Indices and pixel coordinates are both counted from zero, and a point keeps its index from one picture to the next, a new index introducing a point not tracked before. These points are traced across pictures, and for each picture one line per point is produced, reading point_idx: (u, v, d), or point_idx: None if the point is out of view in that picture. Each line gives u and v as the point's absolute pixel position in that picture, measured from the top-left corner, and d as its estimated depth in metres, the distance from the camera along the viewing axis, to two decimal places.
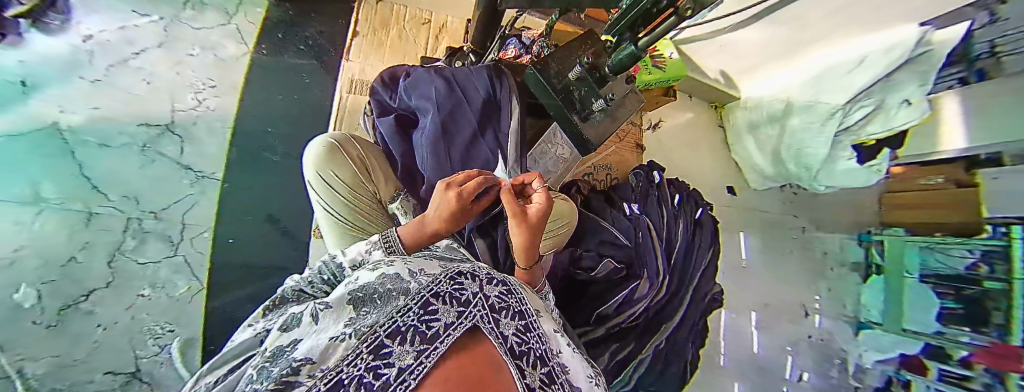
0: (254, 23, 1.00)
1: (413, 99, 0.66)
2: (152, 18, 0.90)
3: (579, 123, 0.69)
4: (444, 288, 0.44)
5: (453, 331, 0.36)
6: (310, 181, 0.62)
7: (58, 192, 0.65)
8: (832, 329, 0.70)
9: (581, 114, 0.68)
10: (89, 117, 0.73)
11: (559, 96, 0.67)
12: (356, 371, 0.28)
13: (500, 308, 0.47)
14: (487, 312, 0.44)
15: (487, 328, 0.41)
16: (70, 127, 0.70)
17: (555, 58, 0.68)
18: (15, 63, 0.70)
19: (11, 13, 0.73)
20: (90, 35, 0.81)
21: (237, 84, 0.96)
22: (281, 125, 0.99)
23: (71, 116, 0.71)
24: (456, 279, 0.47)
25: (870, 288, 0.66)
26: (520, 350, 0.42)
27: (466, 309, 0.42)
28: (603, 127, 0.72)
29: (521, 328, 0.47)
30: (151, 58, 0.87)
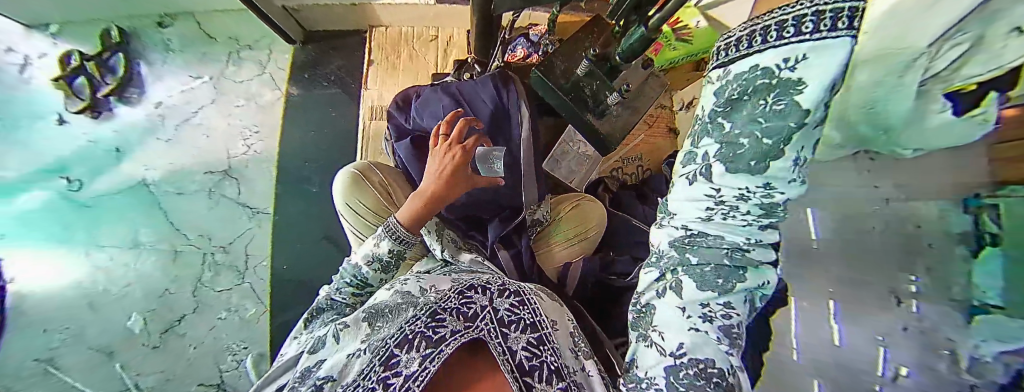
0: (282, 69, 1.04)
1: (425, 119, 0.69)
2: (203, 79, 1.01)
3: (593, 120, 0.65)
4: (450, 305, 0.50)
5: (458, 337, 0.47)
6: (340, 210, 0.66)
7: (151, 236, 0.88)
8: (940, 322, 0.14)
9: (596, 110, 0.64)
10: (165, 171, 0.94)
11: (567, 95, 0.63)
12: (369, 384, 0.44)
13: (509, 322, 0.49)
14: (495, 327, 0.48)
15: (492, 344, 0.47)
16: (153, 181, 0.92)
17: (560, 55, 0.64)
18: (113, 133, 0.95)
19: (104, 92, 0.95)
20: (160, 101, 0.98)
21: (277, 127, 1.02)
22: (317, 159, 1.01)
23: (152, 173, 0.93)
24: (465, 294, 0.51)
25: (984, 265, 0.13)
26: (530, 365, 0.46)
27: (472, 325, 0.48)
28: (622, 121, 0.67)
29: (536, 341, 0.48)
30: (207, 113, 1.00)
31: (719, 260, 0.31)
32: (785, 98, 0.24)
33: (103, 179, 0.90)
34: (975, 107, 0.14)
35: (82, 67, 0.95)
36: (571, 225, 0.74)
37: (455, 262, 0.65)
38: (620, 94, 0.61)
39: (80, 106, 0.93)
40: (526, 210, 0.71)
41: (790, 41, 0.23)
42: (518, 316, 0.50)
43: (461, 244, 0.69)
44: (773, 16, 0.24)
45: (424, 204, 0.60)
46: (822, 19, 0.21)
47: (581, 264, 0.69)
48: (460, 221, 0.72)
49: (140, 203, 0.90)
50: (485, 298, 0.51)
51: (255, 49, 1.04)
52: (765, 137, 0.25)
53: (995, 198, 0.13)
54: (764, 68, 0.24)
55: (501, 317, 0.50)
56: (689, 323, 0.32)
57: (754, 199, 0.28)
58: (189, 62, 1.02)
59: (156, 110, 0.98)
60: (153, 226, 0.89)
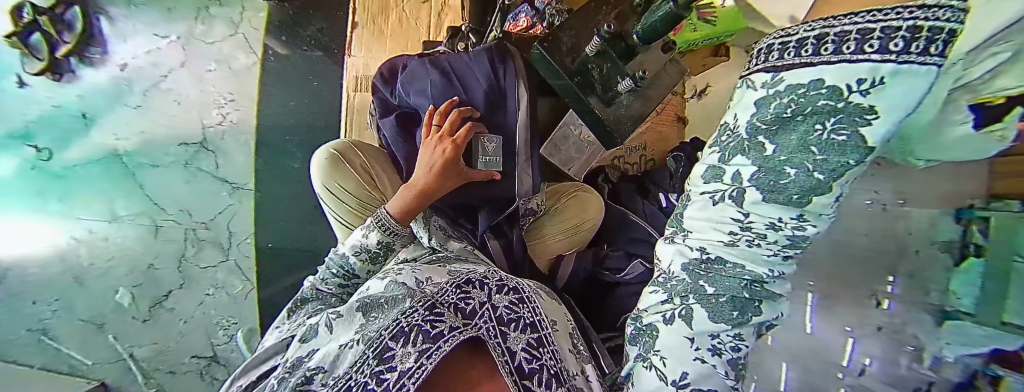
0: (257, 29, 0.96)
1: (412, 96, 0.63)
2: (171, 39, 0.92)
3: (599, 107, 0.58)
4: (449, 299, 0.48)
5: (457, 333, 0.45)
6: (319, 193, 0.61)
7: (130, 210, 0.86)
8: (908, 320, 0.20)
9: (604, 96, 0.57)
10: (138, 142, 0.88)
11: (572, 77, 0.56)
12: (361, 378, 0.42)
13: (509, 320, 0.48)
14: (493, 324, 0.47)
15: (491, 342, 0.45)
16: (126, 152, 0.87)
17: (568, 29, 0.56)
18: (78, 98, 0.88)
19: (63, 52, 0.87)
20: (125, 64, 0.91)
21: (254, 96, 0.95)
22: (299, 133, 0.97)
23: (125, 143, 0.88)
24: (464, 289, 0.50)
25: (963, 274, 0.18)
26: (529, 368, 0.44)
27: (471, 321, 0.47)
28: (631, 111, 0.59)
29: (534, 342, 0.47)
30: (178, 78, 0.92)
31: (736, 292, 0.27)
32: (848, 128, 0.18)
33: (74, 149, 0.86)
34: (996, 121, 0.16)
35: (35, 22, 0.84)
36: (568, 215, 0.70)
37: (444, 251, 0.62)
38: (632, 83, 0.55)
39: (39, 68, 0.86)
40: (520, 201, 0.66)
41: (870, 59, 0.17)
42: (518, 314, 0.49)
43: (450, 232, 0.65)
44: (855, 21, 0.17)
45: (416, 198, 0.58)
46: (916, 39, 0.15)
47: (574, 257, 0.68)
48: (449, 209, 0.68)
49: (115, 175, 0.86)
50: (483, 294, 0.50)
51: (226, 6, 0.95)
52: (818, 169, 0.20)
53: (992, 209, 0.18)
54: (829, 87, 0.18)
55: (500, 315, 0.48)
56: (695, 354, 0.30)
57: (786, 230, 0.23)
58: (153, 19, 0.93)
59: (122, 74, 0.90)
60: (132, 199, 0.86)
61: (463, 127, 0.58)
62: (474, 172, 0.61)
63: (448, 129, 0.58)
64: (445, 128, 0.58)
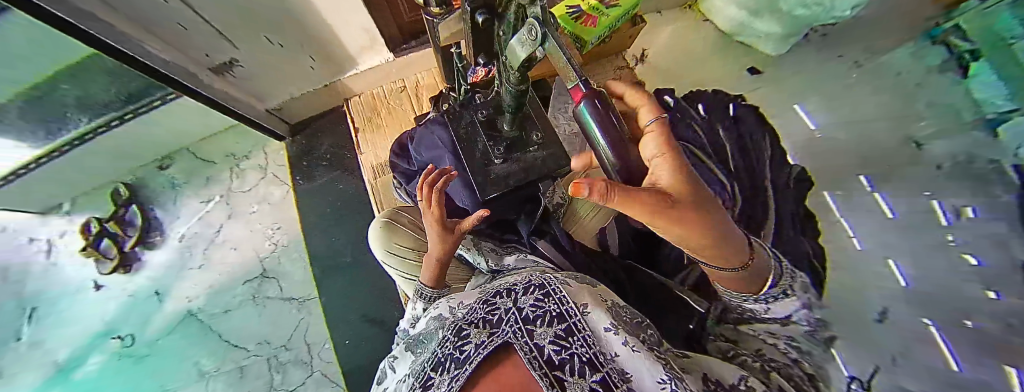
0: (282, 164, 1.21)
1: (425, 154, 0.75)
2: (216, 199, 1.21)
3: (488, 175, 0.66)
4: (479, 314, 0.36)
5: (477, 347, 0.30)
6: (383, 259, 0.70)
7: (213, 362, 1.08)
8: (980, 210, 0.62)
9: (483, 164, 0.67)
10: (204, 297, 1.14)
11: (462, 149, 0.68)
12: None
13: (538, 316, 0.32)
14: (522, 323, 0.32)
15: (518, 341, 0.29)
16: (198, 309, 1.12)
17: (468, 109, 0.71)
18: (150, 279, 1.15)
19: (130, 245, 1.15)
20: (182, 235, 1.18)
21: (295, 217, 1.18)
22: (338, 231, 1.16)
23: (196, 301, 1.13)
24: (493, 301, 0.38)
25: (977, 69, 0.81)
26: (561, 359, 0.26)
27: (501, 326, 0.32)
28: (525, 166, 0.67)
29: (564, 332, 0.30)
30: (225, 230, 1.18)
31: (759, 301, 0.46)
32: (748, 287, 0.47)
33: (157, 321, 1.12)
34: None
35: (104, 230, 1.16)
36: (590, 196, 0.80)
37: (502, 267, 0.68)
38: (502, 155, 0.67)
39: (112, 266, 1.14)
40: (546, 198, 0.78)
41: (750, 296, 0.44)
42: (546, 308, 0.33)
43: (501, 250, 0.72)
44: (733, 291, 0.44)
45: (440, 267, 0.56)
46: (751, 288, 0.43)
47: (614, 224, 0.80)
48: (492, 231, 0.75)
49: (194, 332, 1.11)
50: (510, 300, 0.36)
51: (253, 156, 1.23)
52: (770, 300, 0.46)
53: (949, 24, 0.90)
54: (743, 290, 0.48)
55: (524, 314, 0.33)
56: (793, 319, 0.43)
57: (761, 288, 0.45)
58: (199, 191, 1.21)
59: (182, 243, 1.17)
60: (210, 346, 1.09)
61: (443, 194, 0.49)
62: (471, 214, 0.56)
63: (428, 197, 0.47)
64: (429, 206, 0.49)
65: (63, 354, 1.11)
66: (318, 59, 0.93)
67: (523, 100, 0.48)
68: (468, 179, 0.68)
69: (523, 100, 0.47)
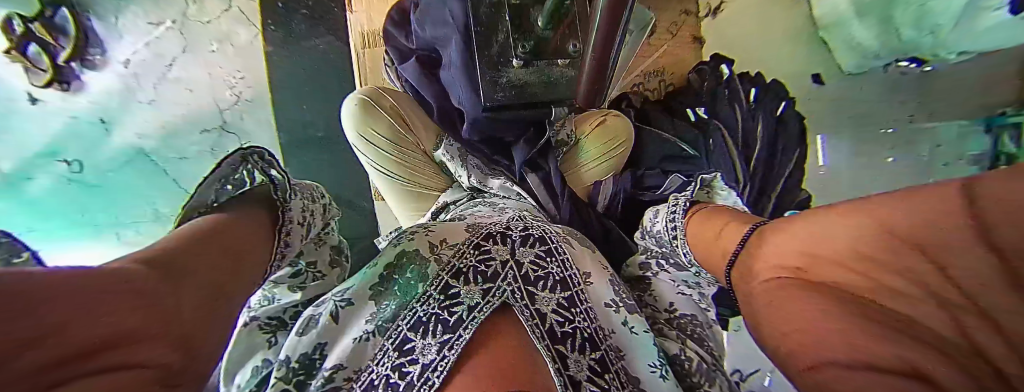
0: (252, 1, 1.04)
1: (428, 29, 0.60)
2: (166, 25, 0.96)
3: (500, 79, 0.56)
4: (466, 264, 0.42)
5: (477, 313, 0.38)
6: (354, 144, 0.63)
7: (172, 208, 0.99)
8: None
9: (499, 65, 0.56)
10: (160, 138, 0.97)
11: (479, 33, 0.55)
12: (383, 371, 0.36)
13: (535, 279, 0.42)
14: (520, 284, 0.41)
15: (518, 306, 0.39)
16: (152, 149, 0.96)
17: None
18: (89, 104, 0.91)
19: (45, 66, 0.85)
20: (127, 60, 0.93)
21: (264, 71, 1.07)
22: (315, 104, 1.15)
23: (150, 140, 0.96)
24: (482, 248, 0.44)
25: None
26: (564, 331, 0.39)
27: (495, 285, 0.41)
28: (546, 79, 0.58)
29: (567, 301, 0.41)
30: (181, 68, 0.98)
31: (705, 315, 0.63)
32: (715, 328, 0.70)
33: (99, 155, 0.92)
34: None
35: (31, 32, 0.83)
36: (602, 143, 0.70)
37: (484, 188, 0.63)
38: (524, 57, 0.55)
39: (47, 79, 0.85)
40: (553, 129, 0.68)
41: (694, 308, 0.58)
42: (546, 271, 0.43)
43: (487, 170, 0.64)
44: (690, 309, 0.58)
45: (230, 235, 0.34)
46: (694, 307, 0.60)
47: (612, 182, 0.76)
48: (483, 146, 0.65)
49: (149, 173, 0.96)
50: (503, 251, 0.44)
51: None
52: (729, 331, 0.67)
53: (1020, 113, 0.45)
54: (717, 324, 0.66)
55: (526, 273, 0.42)
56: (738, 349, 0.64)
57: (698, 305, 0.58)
58: (144, 7, 0.94)
59: (129, 71, 0.94)
60: (173, 192, 0.99)
61: (151, 317, 0.21)
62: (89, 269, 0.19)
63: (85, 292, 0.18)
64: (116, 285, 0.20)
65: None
66: None
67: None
68: (474, 75, 0.56)
69: None
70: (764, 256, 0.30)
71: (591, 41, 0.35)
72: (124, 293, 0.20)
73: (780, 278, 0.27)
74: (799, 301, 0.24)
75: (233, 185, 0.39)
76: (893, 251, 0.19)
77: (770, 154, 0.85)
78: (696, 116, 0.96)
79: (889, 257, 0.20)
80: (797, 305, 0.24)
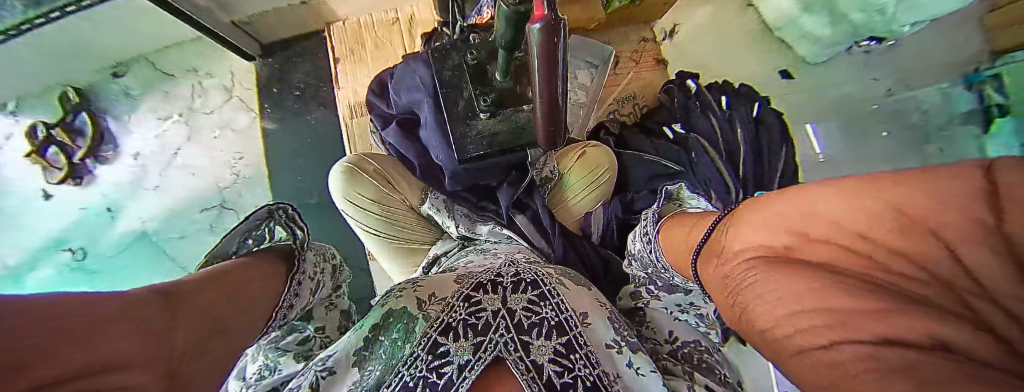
0: (250, 89, 1.17)
1: (404, 96, 0.66)
2: (176, 119, 1.15)
3: (469, 132, 0.59)
4: (456, 318, 0.41)
5: (467, 373, 0.37)
6: (343, 209, 0.67)
7: None
8: None
9: (468, 119, 0.59)
10: (158, 221, 1.12)
11: (446, 93, 0.59)
12: None
13: (527, 328, 0.41)
14: (513, 336, 0.40)
15: (511, 360, 0.38)
16: (152, 231, 1.12)
17: (457, 48, 0.60)
18: (102, 196, 1.12)
19: (80, 156, 1.10)
20: (136, 153, 1.13)
21: (260, 148, 1.17)
22: (308, 173, 1.16)
23: (150, 224, 1.12)
24: (472, 299, 0.43)
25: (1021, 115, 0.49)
26: (560, 383, 0.37)
27: (485, 339, 0.39)
28: (512, 126, 0.59)
29: (563, 347, 0.40)
30: (187, 154, 1.15)
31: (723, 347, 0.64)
32: None
33: (107, 239, 1.10)
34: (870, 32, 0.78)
35: (52, 137, 1.08)
36: (582, 176, 0.73)
37: (473, 235, 0.65)
38: (489, 109, 0.57)
39: (61, 176, 1.09)
40: (535, 170, 0.70)
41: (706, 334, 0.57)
42: (540, 316, 0.42)
43: (475, 218, 0.67)
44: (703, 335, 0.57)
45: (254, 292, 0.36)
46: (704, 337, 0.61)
47: (601, 211, 0.76)
48: (468, 194, 0.67)
49: (148, 254, 1.11)
50: (495, 301, 0.43)
51: (217, 76, 1.16)
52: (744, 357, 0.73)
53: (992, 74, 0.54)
54: None
55: (521, 320, 0.41)
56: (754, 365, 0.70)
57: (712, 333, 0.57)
58: (158, 105, 1.15)
59: (136, 162, 1.13)
60: (162, 271, 1.10)
61: (111, 360, 0.21)
62: (88, 300, 0.22)
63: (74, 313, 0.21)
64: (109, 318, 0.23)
65: (10, 261, 1.05)
66: None
67: (520, 37, 0.41)
68: (447, 132, 0.61)
69: (519, 34, 0.40)
70: (736, 236, 0.31)
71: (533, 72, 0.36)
72: (92, 322, 0.21)
73: (753, 258, 0.28)
74: (784, 277, 0.23)
75: (254, 239, 0.43)
76: (900, 231, 0.19)
77: (758, 155, 0.87)
78: (673, 133, 0.94)
79: (891, 236, 0.20)
80: (788, 277, 0.23)
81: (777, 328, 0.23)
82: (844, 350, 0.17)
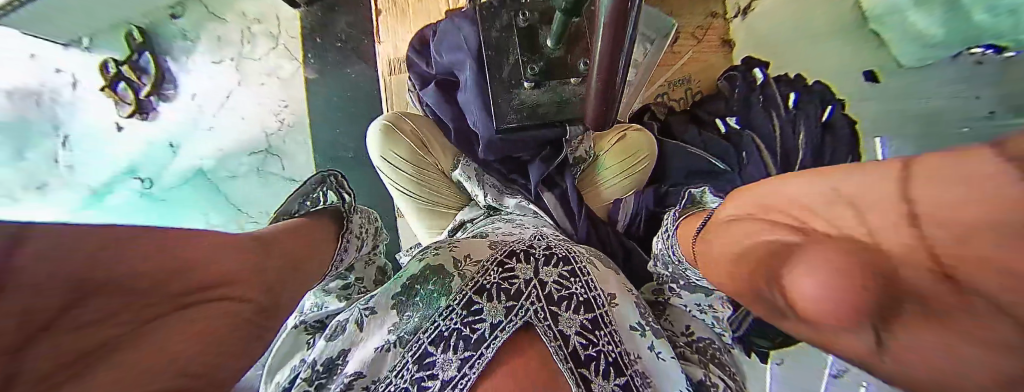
0: (295, 38, 1.19)
1: (446, 56, 0.65)
2: (228, 63, 1.19)
3: (510, 99, 0.56)
4: (489, 281, 0.41)
5: (499, 333, 0.38)
6: (379, 166, 0.68)
7: (221, 219, 1.19)
8: None
9: (510, 84, 0.56)
10: (214, 159, 1.21)
11: (490, 53, 0.57)
12: (404, 382, 0.37)
13: (558, 299, 0.41)
14: (545, 305, 0.40)
15: (541, 327, 0.39)
16: (209, 168, 1.20)
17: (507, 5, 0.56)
18: (164, 131, 1.21)
19: (147, 92, 1.18)
20: (194, 93, 1.21)
21: (303, 98, 1.20)
22: (346, 125, 1.19)
23: (207, 161, 1.21)
24: (506, 265, 0.43)
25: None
26: (587, 355, 0.38)
27: (517, 304, 0.40)
28: (558, 96, 0.56)
29: (591, 323, 0.40)
30: (237, 99, 1.20)
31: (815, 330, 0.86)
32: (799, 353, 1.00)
33: (171, 171, 1.20)
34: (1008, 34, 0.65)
35: (121, 73, 1.18)
36: (620, 158, 0.71)
37: (500, 206, 0.63)
38: (535, 78, 0.54)
39: (131, 110, 1.18)
40: (570, 147, 0.68)
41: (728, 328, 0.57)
42: (570, 291, 0.42)
43: (503, 189, 0.65)
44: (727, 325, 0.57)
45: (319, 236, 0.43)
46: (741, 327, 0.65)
47: (633, 199, 0.72)
48: (499, 166, 0.67)
49: (206, 188, 1.20)
50: (529, 270, 0.43)
51: (265, 23, 1.19)
52: None
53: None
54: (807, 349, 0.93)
55: (551, 293, 0.41)
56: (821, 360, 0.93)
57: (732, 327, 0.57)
58: (211, 49, 1.20)
59: (194, 102, 1.21)
60: (218, 206, 1.19)
61: (222, 293, 0.26)
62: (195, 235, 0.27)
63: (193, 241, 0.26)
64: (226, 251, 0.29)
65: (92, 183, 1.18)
66: None
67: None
68: (487, 95, 0.59)
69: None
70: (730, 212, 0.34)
71: (596, 49, 0.35)
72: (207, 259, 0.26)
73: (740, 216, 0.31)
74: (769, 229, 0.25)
75: (311, 202, 0.48)
76: (888, 215, 0.17)
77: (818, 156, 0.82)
78: (726, 128, 0.90)
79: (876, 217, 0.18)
80: (774, 232, 0.25)
81: (751, 267, 0.26)
82: (817, 274, 0.18)
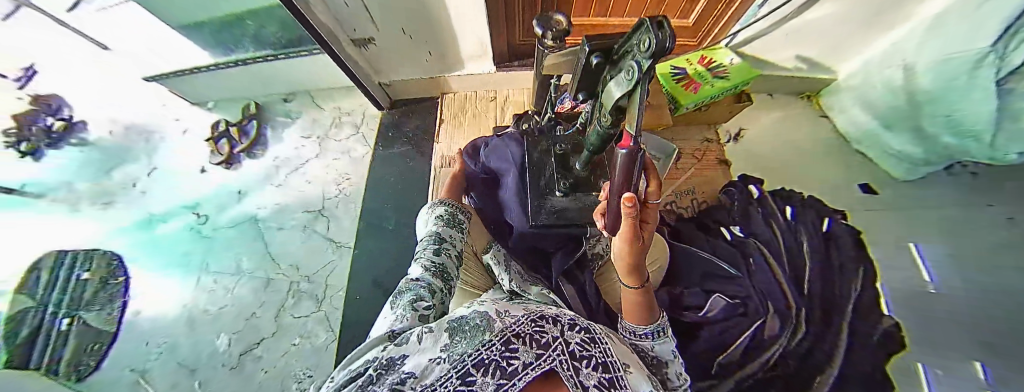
0: (372, 129, 1.51)
1: (493, 161, 0.81)
2: (314, 139, 1.52)
3: (542, 205, 0.68)
4: (527, 329, 0.32)
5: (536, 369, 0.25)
6: None
7: (254, 265, 1.34)
8: None
9: (544, 191, 0.69)
10: (272, 210, 1.43)
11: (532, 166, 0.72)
12: None
13: (584, 360, 0.30)
14: (570, 361, 0.28)
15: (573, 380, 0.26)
16: (262, 217, 1.42)
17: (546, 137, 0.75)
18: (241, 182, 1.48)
19: (240, 149, 1.49)
20: (276, 157, 1.49)
21: (365, 175, 1.45)
22: (392, 200, 1.40)
23: (264, 210, 1.43)
24: (540, 322, 0.34)
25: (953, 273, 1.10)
26: None
27: (552, 352, 0.28)
28: (580, 207, 0.68)
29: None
30: (310, 166, 1.47)
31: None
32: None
33: (227, 214, 1.43)
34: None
35: (227, 132, 1.51)
36: None
37: (524, 293, 0.64)
38: (565, 189, 0.68)
39: (221, 160, 1.49)
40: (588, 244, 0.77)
41: None
42: (593, 355, 0.32)
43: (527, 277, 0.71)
44: None
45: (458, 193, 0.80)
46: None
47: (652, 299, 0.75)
48: (524, 253, 0.77)
49: (252, 235, 1.39)
50: (557, 330, 0.33)
51: (353, 115, 1.54)
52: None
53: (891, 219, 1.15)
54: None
55: (571, 349, 0.30)
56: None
57: None
58: (306, 126, 1.54)
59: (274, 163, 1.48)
60: (256, 250, 1.36)
61: None
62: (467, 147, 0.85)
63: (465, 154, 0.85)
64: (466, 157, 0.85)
65: (155, 210, 1.44)
66: (433, 54, 1.22)
67: (604, 144, 0.50)
68: (524, 196, 0.72)
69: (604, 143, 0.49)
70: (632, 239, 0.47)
71: (610, 173, 0.35)
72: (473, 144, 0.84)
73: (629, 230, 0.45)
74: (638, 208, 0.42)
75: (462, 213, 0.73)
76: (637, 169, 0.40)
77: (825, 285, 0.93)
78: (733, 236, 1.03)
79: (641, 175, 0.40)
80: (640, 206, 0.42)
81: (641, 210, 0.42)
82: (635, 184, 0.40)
